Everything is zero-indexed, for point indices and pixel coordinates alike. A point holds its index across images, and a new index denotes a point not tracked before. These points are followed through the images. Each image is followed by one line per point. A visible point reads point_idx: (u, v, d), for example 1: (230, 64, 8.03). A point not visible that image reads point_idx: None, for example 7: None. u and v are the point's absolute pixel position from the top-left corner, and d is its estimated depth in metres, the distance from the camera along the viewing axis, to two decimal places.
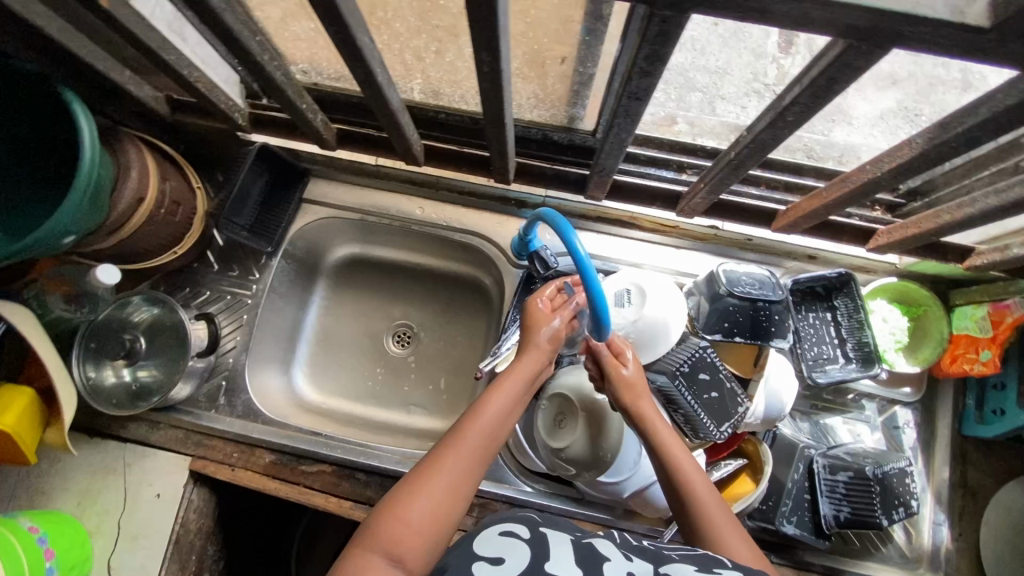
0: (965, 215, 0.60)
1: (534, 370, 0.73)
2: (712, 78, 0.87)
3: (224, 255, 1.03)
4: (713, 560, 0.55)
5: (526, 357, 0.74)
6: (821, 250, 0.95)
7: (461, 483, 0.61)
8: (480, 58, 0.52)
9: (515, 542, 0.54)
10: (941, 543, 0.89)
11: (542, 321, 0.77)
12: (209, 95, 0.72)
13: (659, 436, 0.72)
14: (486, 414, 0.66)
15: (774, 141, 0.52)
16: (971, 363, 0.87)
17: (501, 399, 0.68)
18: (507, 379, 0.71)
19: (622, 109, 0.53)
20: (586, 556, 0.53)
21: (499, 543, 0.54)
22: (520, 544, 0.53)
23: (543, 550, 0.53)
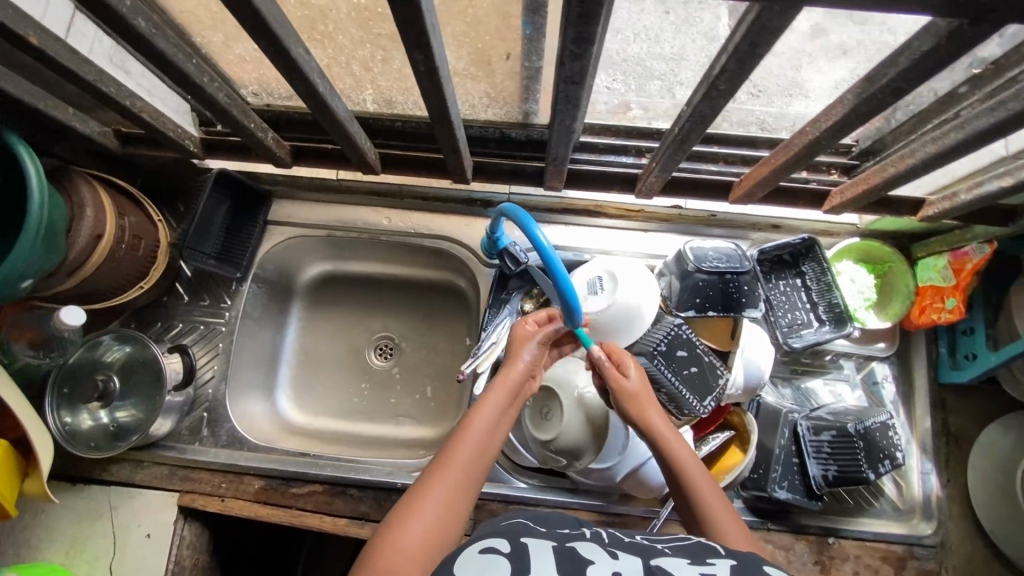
0: (907, 166, 0.62)
1: (518, 382, 0.72)
2: (668, 65, 0.83)
3: (193, 285, 1.02)
4: (703, 550, 0.57)
5: (511, 369, 0.73)
6: (784, 219, 0.97)
7: (453, 504, 0.60)
8: (414, 57, 0.52)
9: (494, 559, 0.51)
10: (931, 492, 0.90)
11: (528, 337, 0.77)
12: (157, 125, 0.71)
13: (673, 453, 0.70)
14: (474, 429, 0.66)
15: (713, 112, 0.53)
16: (939, 313, 0.89)
17: (488, 415, 0.67)
18: (494, 392, 0.70)
19: (563, 95, 0.54)
20: (571, 560, 0.52)
21: (481, 559, 0.51)
22: (501, 560, 0.51)
23: (524, 562, 0.51)
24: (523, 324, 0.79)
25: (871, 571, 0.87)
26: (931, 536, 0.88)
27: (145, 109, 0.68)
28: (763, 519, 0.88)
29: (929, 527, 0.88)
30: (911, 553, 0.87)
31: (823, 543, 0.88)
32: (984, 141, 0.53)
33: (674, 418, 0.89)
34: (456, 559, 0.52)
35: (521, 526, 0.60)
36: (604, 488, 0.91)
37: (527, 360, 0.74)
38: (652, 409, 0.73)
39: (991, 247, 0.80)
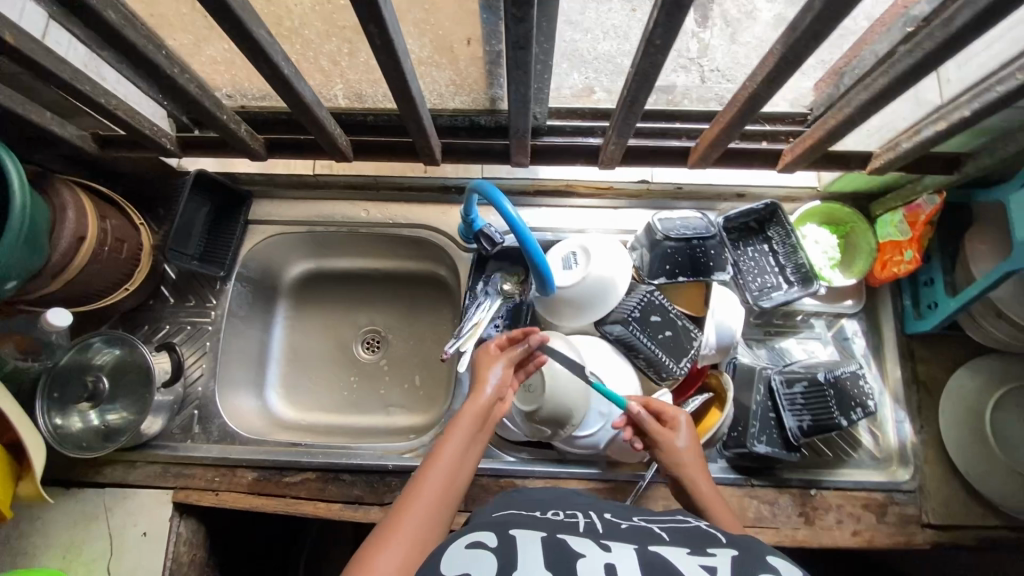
0: (845, 115, 0.65)
1: (483, 408, 0.74)
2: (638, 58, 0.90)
3: (178, 287, 1.04)
4: (701, 540, 0.59)
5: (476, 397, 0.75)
6: (748, 187, 1.01)
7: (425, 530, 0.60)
8: (369, 31, 0.56)
9: (482, 554, 0.53)
10: (906, 439, 0.93)
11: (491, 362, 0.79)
12: (132, 122, 0.73)
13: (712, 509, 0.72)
14: (441, 461, 0.67)
15: (654, 69, 0.57)
16: (899, 265, 0.92)
17: (455, 442, 0.69)
18: (459, 420, 0.72)
19: (514, 62, 0.57)
20: (563, 552, 0.54)
21: (469, 554, 0.53)
22: (488, 556, 0.53)
23: (511, 558, 0.53)
24: (488, 351, 0.81)
25: (853, 518, 0.89)
26: (909, 482, 0.91)
27: (121, 107, 0.71)
28: (747, 476, 0.91)
29: (906, 473, 0.92)
30: (891, 499, 0.90)
31: (806, 495, 0.90)
32: (908, 83, 0.57)
33: (654, 382, 0.93)
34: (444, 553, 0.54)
35: (515, 516, 0.62)
36: (591, 456, 0.93)
37: (490, 386, 0.77)
38: (696, 466, 0.76)
39: (941, 196, 0.83)
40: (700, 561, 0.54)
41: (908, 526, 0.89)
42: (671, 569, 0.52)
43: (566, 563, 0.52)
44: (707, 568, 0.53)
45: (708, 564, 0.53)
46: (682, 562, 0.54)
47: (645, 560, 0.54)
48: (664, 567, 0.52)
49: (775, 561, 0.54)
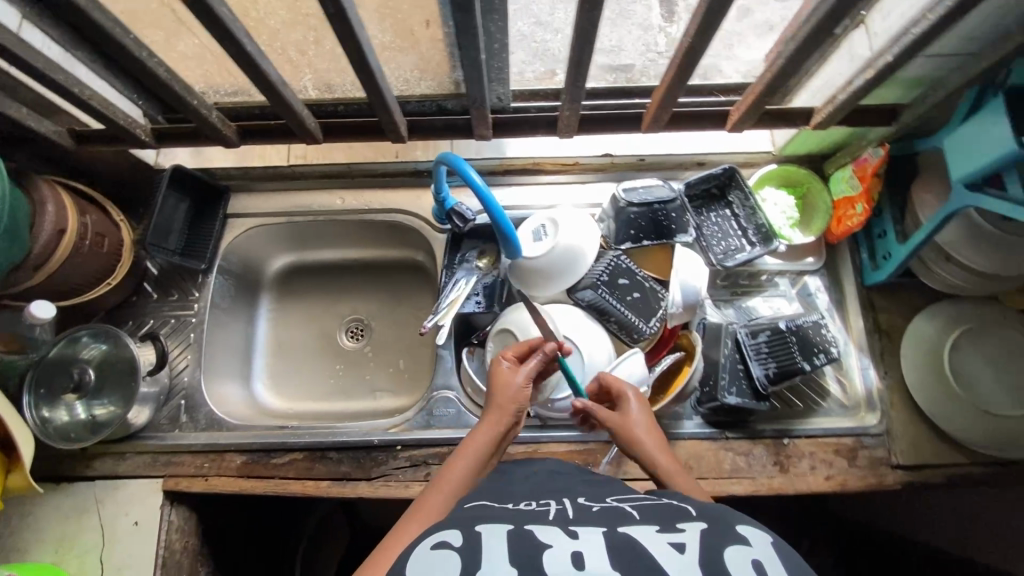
0: (778, 67, 0.70)
1: (503, 423, 0.75)
2: None
3: (161, 282, 1.06)
4: (672, 515, 0.59)
5: (487, 422, 0.75)
6: (707, 155, 1.05)
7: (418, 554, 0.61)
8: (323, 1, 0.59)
9: (445, 556, 0.53)
10: (871, 385, 0.97)
11: (511, 387, 0.78)
12: (107, 112, 0.76)
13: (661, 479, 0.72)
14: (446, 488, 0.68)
15: (592, 25, 0.61)
16: (852, 219, 0.96)
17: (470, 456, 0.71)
18: (468, 447, 0.73)
19: (461, 25, 0.61)
20: (529, 543, 0.53)
21: (433, 557, 0.53)
22: (452, 556, 0.52)
23: (475, 554, 0.52)
24: (502, 370, 0.80)
25: (825, 464, 0.93)
26: (877, 425, 0.94)
27: (94, 97, 0.75)
28: (722, 429, 0.95)
29: (874, 417, 0.95)
30: (861, 444, 0.94)
31: (779, 444, 0.93)
32: (829, 27, 0.62)
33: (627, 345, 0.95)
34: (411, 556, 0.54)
35: (486, 509, 0.61)
36: (571, 420, 0.96)
37: (512, 398, 0.77)
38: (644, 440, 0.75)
39: (884, 148, 0.88)
40: (669, 540, 0.54)
41: (879, 468, 0.92)
42: (639, 554, 0.52)
43: (532, 554, 0.52)
44: (676, 546, 0.53)
45: (677, 542, 0.54)
46: (651, 542, 0.54)
47: (613, 543, 0.53)
48: (632, 552, 0.52)
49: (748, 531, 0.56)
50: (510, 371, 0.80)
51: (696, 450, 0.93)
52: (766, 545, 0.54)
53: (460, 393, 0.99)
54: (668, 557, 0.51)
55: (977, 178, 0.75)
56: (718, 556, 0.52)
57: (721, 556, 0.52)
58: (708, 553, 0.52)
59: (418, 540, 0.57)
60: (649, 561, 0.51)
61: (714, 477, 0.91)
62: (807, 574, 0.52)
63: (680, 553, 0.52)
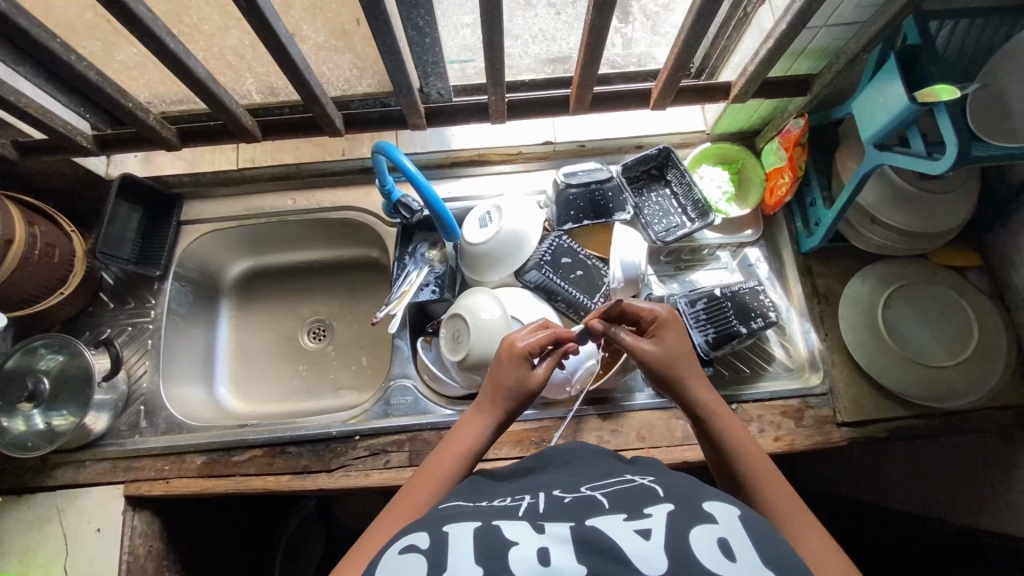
0: (684, 41, 0.74)
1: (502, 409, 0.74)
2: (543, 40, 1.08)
3: (117, 292, 1.07)
4: (641, 497, 0.56)
5: (481, 417, 0.74)
6: (644, 138, 1.10)
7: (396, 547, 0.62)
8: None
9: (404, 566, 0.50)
10: (813, 347, 1.00)
11: (518, 386, 0.74)
12: (44, 120, 0.78)
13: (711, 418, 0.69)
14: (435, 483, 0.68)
15: (496, 7, 0.64)
16: (782, 188, 0.99)
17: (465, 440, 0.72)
18: (461, 441, 0.72)
19: (372, 12, 0.64)
20: (490, 544, 0.50)
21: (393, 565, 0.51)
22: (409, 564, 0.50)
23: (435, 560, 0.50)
24: (518, 364, 0.74)
25: (774, 426, 0.95)
26: (820, 385, 0.97)
27: (31, 105, 0.77)
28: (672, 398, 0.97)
29: (818, 378, 0.98)
30: (806, 404, 0.97)
31: None
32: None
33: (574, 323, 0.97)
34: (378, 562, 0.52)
35: (458, 508, 0.59)
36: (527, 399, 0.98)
37: (524, 379, 0.74)
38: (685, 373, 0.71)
39: (803, 118, 0.92)
40: (635, 527, 0.51)
41: (825, 426, 0.95)
42: (606, 548, 0.49)
43: (492, 556, 0.49)
44: (642, 533, 0.50)
45: (643, 528, 0.51)
46: (617, 530, 0.51)
47: (579, 536, 0.51)
48: (597, 544, 0.50)
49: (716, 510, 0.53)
50: (523, 366, 0.75)
51: (647, 420, 0.95)
52: (735, 524, 0.52)
53: (417, 382, 1.01)
54: (633, 545, 0.49)
55: (880, 139, 0.80)
56: (685, 541, 0.49)
57: (688, 538, 0.50)
58: (673, 536, 0.50)
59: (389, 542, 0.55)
60: (615, 554, 0.48)
61: (666, 445, 0.93)
62: (776, 547, 0.50)
63: (645, 541, 0.50)
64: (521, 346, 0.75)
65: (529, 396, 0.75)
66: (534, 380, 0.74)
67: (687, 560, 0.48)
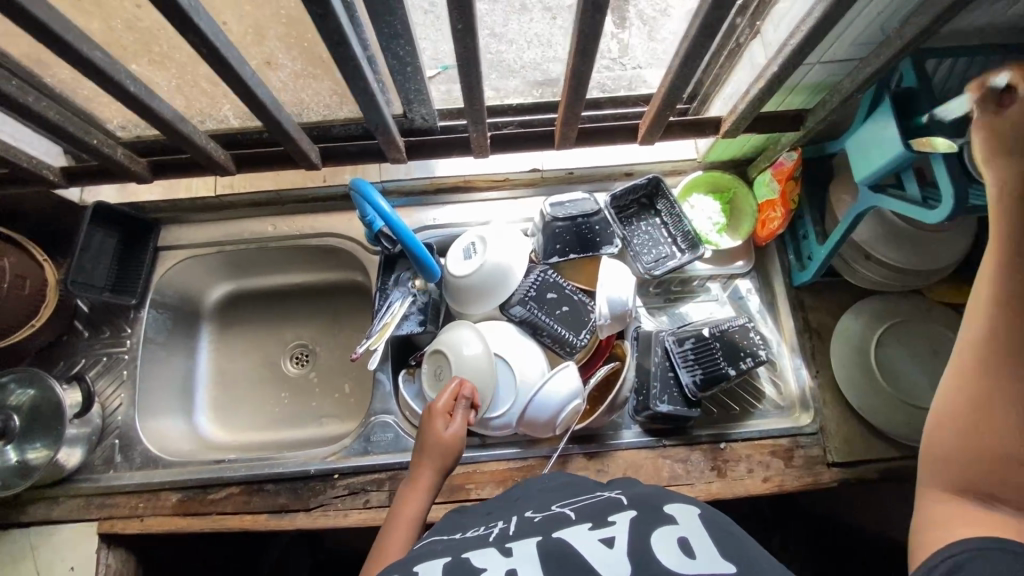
0: (671, 81, 0.71)
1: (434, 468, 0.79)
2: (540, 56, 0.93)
3: (93, 320, 1.05)
4: (605, 509, 0.63)
5: (417, 481, 0.79)
6: (634, 165, 1.07)
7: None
8: (192, 41, 0.58)
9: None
10: (804, 384, 0.98)
11: (439, 442, 0.80)
12: (8, 156, 0.75)
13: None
14: (394, 548, 0.70)
15: (470, 51, 0.61)
16: (774, 222, 0.97)
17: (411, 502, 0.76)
18: (408, 505, 0.76)
19: (341, 57, 0.61)
20: (466, 565, 0.56)
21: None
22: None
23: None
24: (433, 423, 0.82)
25: (763, 466, 0.93)
26: (811, 425, 0.95)
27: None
28: (660, 437, 0.95)
29: (808, 417, 0.96)
30: (796, 443, 0.95)
31: (715, 449, 0.94)
32: (705, 42, 0.63)
33: (563, 358, 0.95)
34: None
35: (435, 542, 0.63)
36: (511, 437, 0.96)
37: (442, 436, 0.81)
38: None
39: (796, 152, 0.90)
40: (599, 536, 0.58)
41: (815, 467, 0.93)
42: (573, 557, 0.56)
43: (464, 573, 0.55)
44: (605, 541, 0.57)
45: (606, 536, 0.58)
46: (582, 540, 0.58)
47: (546, 551, 0.57)
48: (563, 555, 0.56)
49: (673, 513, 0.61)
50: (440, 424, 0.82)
51: (634, 460, 0.94)
52: (693, 525, 0.59)
53: (398, 417, 0.99)
54: (598, 554, 0.55)
55: (875, 180, 0.77)
56: (645, 544, 0.56)
57: (647, 540, 0.57)
58: (635, 541, 0.57)
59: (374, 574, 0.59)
60: (577, 560, 0.55)
61: (652, 486, 0.91)
62: (728, 536, 0.58)
63: (608, 547, 0.56)
64: (433, 407, 0.83)
65: (457, 448, 0.81)
66: (453, 432, 0.81)
67: (647, 560, 0.54)
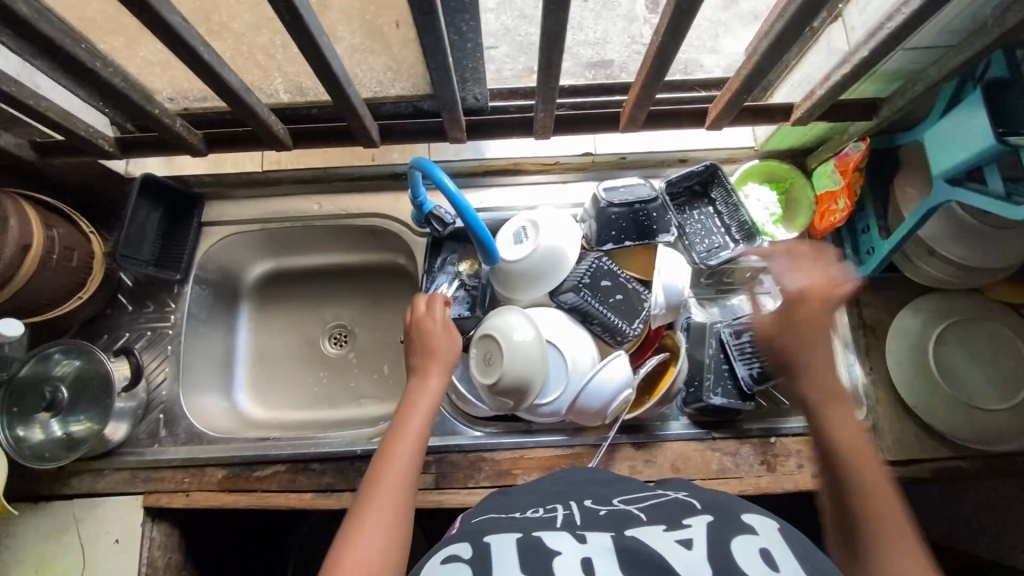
0: (754, 64, 0.68)
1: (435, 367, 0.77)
2: None
3: (136, 295, 1.04)
4: (677, 511, 0.60)
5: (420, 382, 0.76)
6: (689, 152, 1.04)
7: (403, 500, 0.63)
8: (277, 6, 0.56)
9: (456, 568, 0.53)
10: (857, 381, 0.97)
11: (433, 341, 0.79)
12: (66, 123, 0.73)
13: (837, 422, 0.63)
14: (408, 434, 0.69)
15: (559, 26, 0.58)
16: (835, 214, 0.95)
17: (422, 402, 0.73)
18: (416, 395, 0.74)
19: (424, 28, 0.58)
20: (539, 550, 0.54)
21: (444, 569, 0.54)
22: (463, 566, 0.53)
23: (486, 561, 0.53)
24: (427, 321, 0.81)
25: (813, 462, 0.92)
26: (863, 422, 0.94)
27: (51, 109, 0.72)
28: (709, 430, 0.94)
29: (860, 414, 0.95)
30: None
31: (766, 444, 0.93)
32: (804, 23, 0.60)
33: (612, 347, 0.94)
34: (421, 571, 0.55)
35: (494, 521, 0.61)
36: (557, 424, 0.95)
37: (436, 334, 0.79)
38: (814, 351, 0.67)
39: (865, 142, 0.86)
40: (676, 538, 0.55)
41: None
42: (652, 558, 0.53)
43: (539, 563, 0.52)
44: (682, 543, 0.54)
45: (684, 538, 0.55)
46: (660, 540, 0.55)
47: (622, 545, 0.54)
48: (642, 553, 0.53)
49: (751, 520, 0.58)
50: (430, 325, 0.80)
51: (683, 451, 0.92)
52: (773, 534, 0.56)
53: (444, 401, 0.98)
54: (677, 555, 0.53)
55: (954, 173, 0.75)
56: (725, 550, 0.53)
57: (728, 547, 0.54)
58: (714, 546, 0.54)
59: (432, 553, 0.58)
60: (657, 559, 0.52)
61: (702, 478, 0.90)
62: (812, 556, 0.54)
63: (687, 549, 0.54)
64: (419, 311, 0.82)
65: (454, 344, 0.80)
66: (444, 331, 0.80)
67: (727, 566, 0.51)
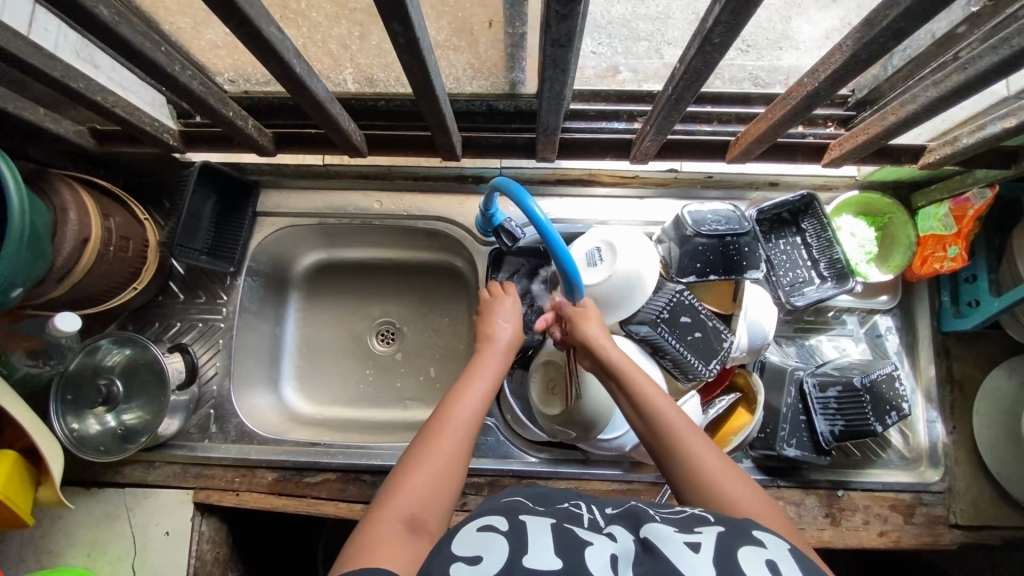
0: (908, 111, 0.60)
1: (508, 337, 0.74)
2: (655, 25, 0.80)
3: (188, 283, 1.02)
4: (692, 518, 0.53)
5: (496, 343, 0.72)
6: (781, 176, 0.96)
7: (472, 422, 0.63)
8: (393, 28, 0.50)
9: (491, 538, 0.49)
10: (937, 438, 0.92)
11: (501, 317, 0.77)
12: (131, 118, 0.68)
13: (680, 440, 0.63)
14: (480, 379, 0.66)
15: (707, 66, 0.52)
16: (941, 262, 0.87)
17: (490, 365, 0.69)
18: (487, 353, 0.71)
19: (551, 60, 0.52)
20: (569, 539, 0.48)
21: (478, 538, 0.49)
22: (498, 539, 0.48)
23: (521, 540, 0.48)
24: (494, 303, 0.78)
25: (880, 519, 0.87)
26: (938, 483, 0.89)
27: (118, 103, 0.66)
28: (775, 477, 0.89)
29: (936, 474, 0.90)
30: (919, 500, 0.89)
31: (833, 496, 0.88)
32: (988, 82, 0.52)
33: (679, 382, 0.88)
34: (455, 534, 0.50)
35: (518, 505, 0.57)
36: (616, 457, 0.92)
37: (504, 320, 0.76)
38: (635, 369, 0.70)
39: (993, 191, 0.78)
40: (684, 539, 0.48)
41: (936, 527, 0.88)
42: (657, 560, 0.46)
43: (567, 544, 0.48)
44: (691, 545, 0.47)
45: (692, 541, 0.48)
46: (667, 542, 0.48)
47: (640, 550, 0.48)
48: (654, 558, 0.46)
49: (763, 536, 0.50)
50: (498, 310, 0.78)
51: None
52: (780, 548, 0.49)
53: (502, 423, 0.96)
54: (681, 555, 0.46)
55: None
56: (733, 560, 0.46)
57: (735, 558, 0.46)
58: (723, 553, 0.47)
59: (464, 520, 0.53)
60: (664, 559, 0.46)
61: None
62: None
63: (693, 552, 0.47)
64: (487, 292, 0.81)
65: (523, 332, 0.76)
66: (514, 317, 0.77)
67: None
